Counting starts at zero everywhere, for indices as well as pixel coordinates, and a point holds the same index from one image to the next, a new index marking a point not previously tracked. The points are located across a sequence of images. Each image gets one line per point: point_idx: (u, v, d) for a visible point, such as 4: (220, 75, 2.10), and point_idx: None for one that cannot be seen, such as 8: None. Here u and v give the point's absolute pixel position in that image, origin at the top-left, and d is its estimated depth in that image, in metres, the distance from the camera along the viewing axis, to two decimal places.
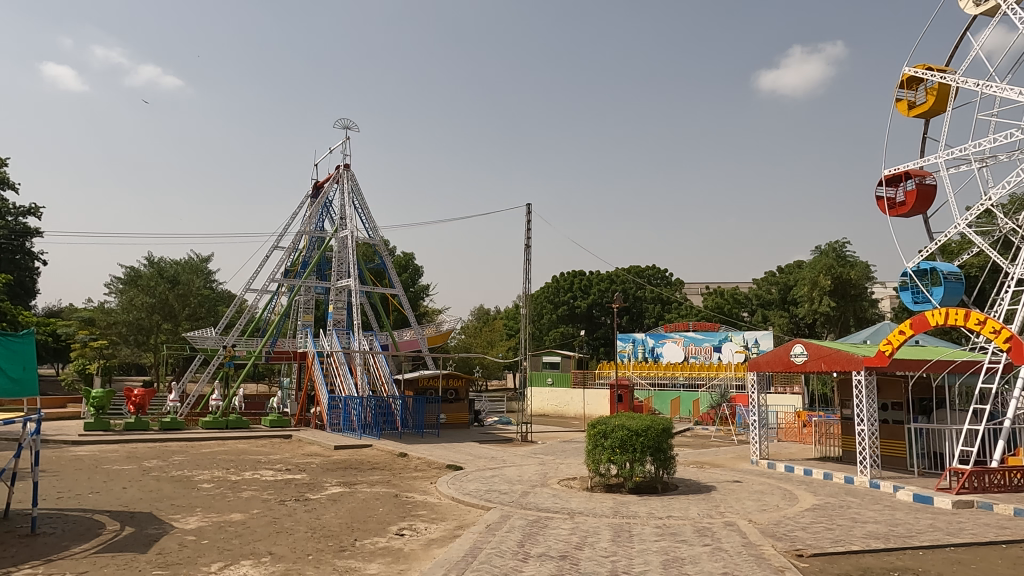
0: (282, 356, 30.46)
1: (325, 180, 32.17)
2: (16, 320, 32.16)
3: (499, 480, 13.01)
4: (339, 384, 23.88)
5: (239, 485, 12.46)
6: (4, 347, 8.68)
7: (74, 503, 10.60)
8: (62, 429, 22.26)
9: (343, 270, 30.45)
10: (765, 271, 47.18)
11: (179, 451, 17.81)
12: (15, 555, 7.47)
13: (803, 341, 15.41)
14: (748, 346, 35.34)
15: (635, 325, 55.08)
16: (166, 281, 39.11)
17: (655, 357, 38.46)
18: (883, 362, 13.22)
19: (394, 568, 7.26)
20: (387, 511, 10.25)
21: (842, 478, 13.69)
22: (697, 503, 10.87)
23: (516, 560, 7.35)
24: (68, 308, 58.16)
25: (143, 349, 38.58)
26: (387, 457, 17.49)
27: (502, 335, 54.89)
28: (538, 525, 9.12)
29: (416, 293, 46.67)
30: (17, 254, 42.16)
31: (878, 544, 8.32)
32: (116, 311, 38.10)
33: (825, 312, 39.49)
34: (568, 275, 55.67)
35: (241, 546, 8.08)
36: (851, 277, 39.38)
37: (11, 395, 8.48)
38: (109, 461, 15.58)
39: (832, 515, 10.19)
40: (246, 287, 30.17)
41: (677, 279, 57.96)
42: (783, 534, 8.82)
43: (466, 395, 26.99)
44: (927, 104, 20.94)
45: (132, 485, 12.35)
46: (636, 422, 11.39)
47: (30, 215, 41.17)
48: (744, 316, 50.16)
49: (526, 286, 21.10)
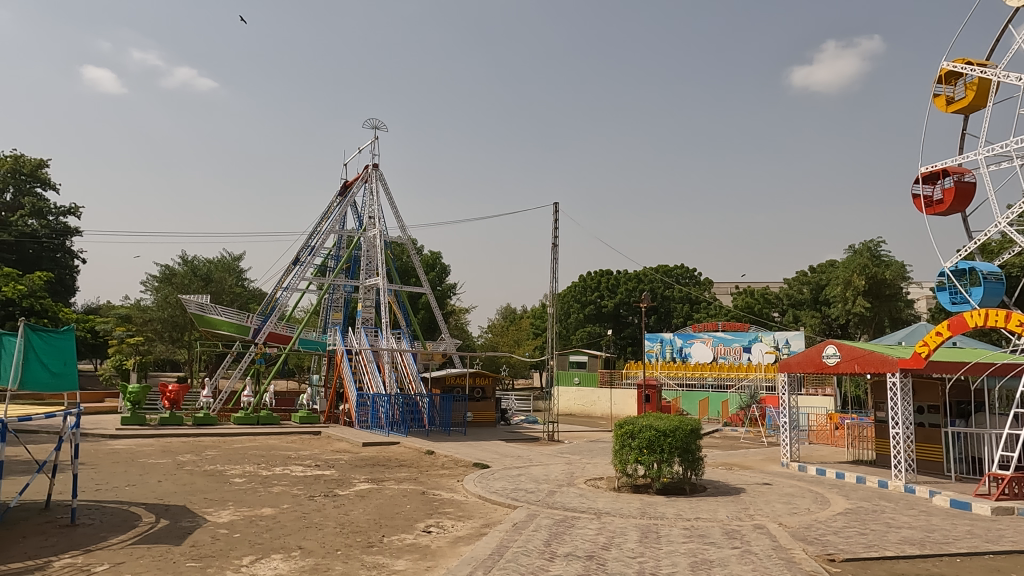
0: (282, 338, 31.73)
1: (353, 180, 32.52)
2: (58, 316, 33.50)
3: (526, 479, 13.04)
4: (368, 382, 24.14)
5: (269, 480, 12.68)
6: (48, 343, 8.98)
7: (110, 495, 10.90)
8: (99, 423, 22.81)
9: (372, 268, 30.62)
10: (796, 271, 46.45)
11: (212, 446, 18.20)
12: (56, 545, 7.72)
13: (835, 342, 15.13)
14: (779, 346, 34.99)
15: (663, 324, 54.75)
16: (201, 279, 41.36)
17: (683, 357, 38.13)
18: (919, 365, 12.83)
19: (422, 565, 7.29)
20: (414, 509, 10.30)
21: (876, 482, 13.41)
22: (726, 505, 10.75)
23: (542, 559, 7.35)
24: (104, 307, 59.90)
25: (177, 345, 39.52)
26: (415, 454, 17.64)
27: (528, 333, 55.01)
28: (565, 524, 9.10)
29: (444, 292, 46.87)
30: (58, 252, 43.47)
31: (913, 550, 8.13)
32: (152, 308, 39.27)
33: (859, 313, 38.82)
34: (596, 274, 55.49)
35: (272, 540, 8.22)
36: (887, 277, 38.45)
37: (52, 390, 8.74)
38: (144, 455, 15.98)
39: (866, 519, 10.01)
40: (278, 285, 30.55)
41: (707, 279, 57.24)
42: (814, 538, 8.70)
43: (493, 393, 27.03)
44: (966, 99, 20.39)
45: (167, 478, 12.64)
46: (663, 422, 11.30)
47: (70, 214, 42.60)
48: (774, 316, 49.39)
49: (553, 283, 21.04)
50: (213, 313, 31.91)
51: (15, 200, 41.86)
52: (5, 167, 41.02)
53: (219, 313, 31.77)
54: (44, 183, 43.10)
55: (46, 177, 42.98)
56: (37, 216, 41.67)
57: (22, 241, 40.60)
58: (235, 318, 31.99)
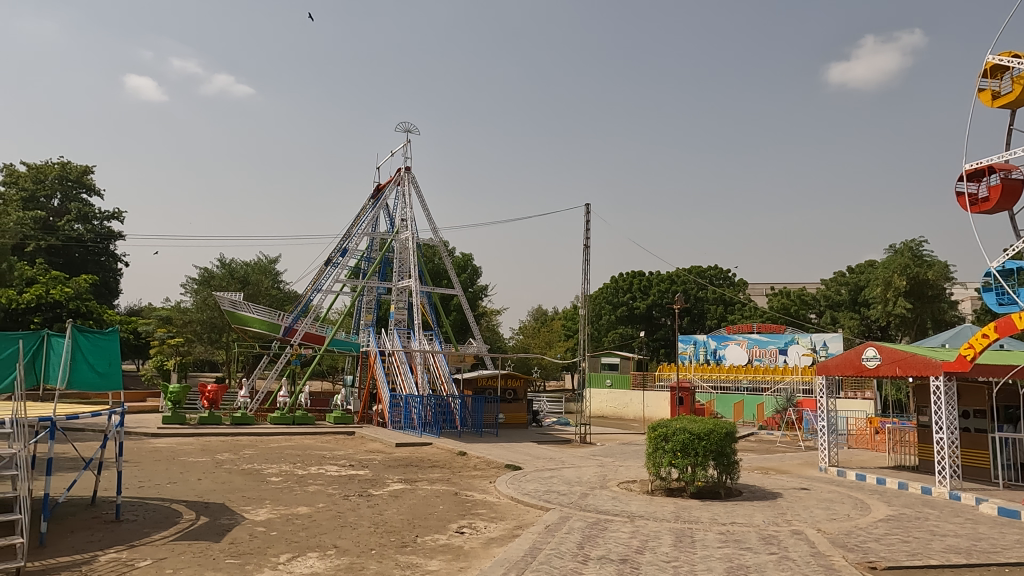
0: (316, 339, 32.20)
1: (386, 182, 32.85)
2: (102, 318, 34.57)
3: (558, 481, 13.02)
4: (400, 383, 24.39)
5: (304, 480, 12.88)
6: (93, 343, 9.27)
7: (153, 492, 11.21)
8: (142, 422, 23.45)
9: (405, 270, 30.87)
10: (834, 272, 45.52)
11: (250, 445, 18.54)
12: (102, 540, 7.96)
13: (876, 344, 14.76)
14: (816, 348, 34.29)
15: (696, 326, 54.11)
16: (238, 281, 42.40)
17: (717, 359, 37.62)
18: (964, 367, 12.40)
19: (455, 565, 7.34)
20: (447, 509, 10.36)
21: (919, 488, 13.03)
22: (762, 510, 10.57)
23: (576, 562, 7.32)
24: (146, 309, 61.59)
25: (216, 346, 40.40)
26: (447, 455, 17.72)
27: (560, 335, 54.88)
28: (598, 527, 9.06)
29: (475, 293, 47.06)
30: (103, 256, 44.87)
31: (959, 559, 7.88)
32: (191, 310, 40.24)
33: (900, 314, 37.82)
34: (628, 275, 55.06)
35: (308, 538, 8.33)
36: (929, 278, 37.35)
37: (98, 389, 9.02)
38: (185, 453, 16.37)
39: (909, 526, 9.73)
40: (313, 287, 30.98)
41: (741, 280, 56.41)
42: (854, 545, 8.50)
43: (525, 394, 27.04)
44: (1014, 94, 19.70)
45: (206, 477, 12.93)
46: (698, 425, 11.16)
47: (114, 219, 43.94)
48: (811, 317, 48.36)
49: (585, 284, 20.96)
50: (245, 309, 32.58)
51: (62, 205, 43.30)
52: (53, 173, 42.52)
53: (250, 309, 32.29)
54: (89, 188, 44.53)
55: (91, 183, 44.40)
56: (83, 221, 43.12)
57: (69, 245, 41.97)
58: (267, 317, 32.59)
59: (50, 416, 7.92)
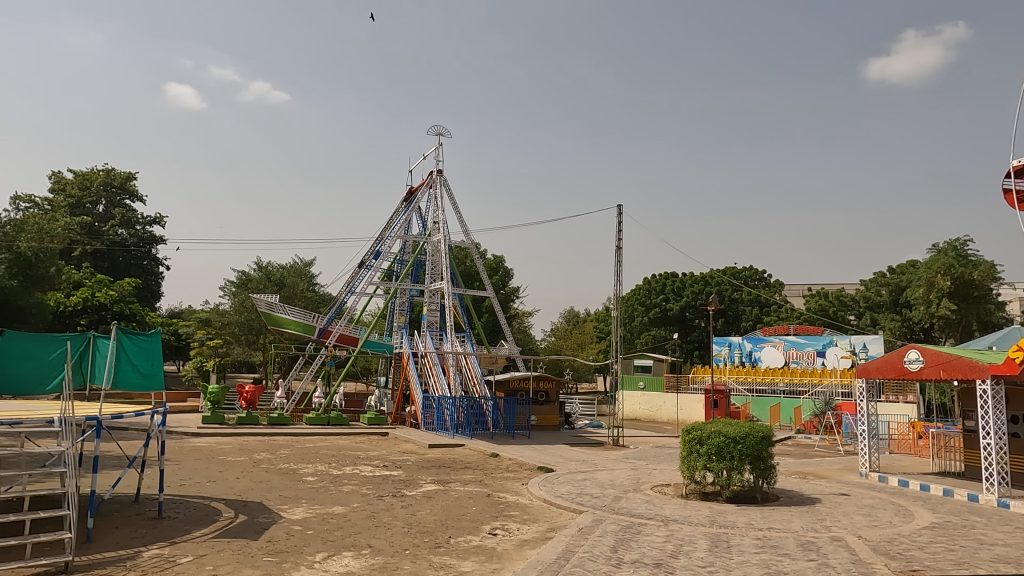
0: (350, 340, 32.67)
1: (419, 186, 33.07)
2: (145, 320, 35.56)
3: (591, 483, 12.95)
4: (433, 384, 24.57)
5: (339, 479, 13.04)
6: (137, 344, 9.52)
7: (194, 490, 11.49)
8: (183, 422, 24.04)
9: (437, 273, 31.05)
10: (874, 272, 44.36)
11: (286, 445, 18.87)
12: (145, 536, 8.18)
13: (918, 346, 14.35)
14: (856, 350, 33.48)
15: (731, 328, 53.31)
16: (274, 284, 43.27)
17: (753, 361, 37.00)
18: (1013, 370, 12.01)
19: (488, 566, 7.36)
20: (480, 511, 10.38)
21: (965, 495, 12.62)
22: (800, 515, 10.36)
23: (609, 565, 7.28)
24: (186, 312, 63.15)
25: (253, 348, 41.17)
26: (479, 457, 17.75)
27: (592, 337, 54.58)
28: (632, 531, 8.98)
29: (507, 295, 47.13)
30: (145, 260, 46.16)
31: (1008, 569, 7.61)
32: (229, 312, 41.08)
33: (944, 315, 36.73)
34: (661, 276, 54.52)
35: (343, 538, 8.43)
36: (974, 278, 36.16)
37: (141, 389, 9.25)
38: (224, 453, 16.72)
39: (955, 535, 9.43)
40: (347, 289, 31.35)
41: (777, 281, 55.44)
42: (897, 552, 8.28)
43: (557, 397, 26.97)
44: None
45: (244, 476, 13.18)
46: (734, 428, 11.01)
47: (155, 224, 45.18)
48: (850, 319, 47.27)
49: (617, 286, 20.83)
50: (280, 310, 33.07)
51: (106, 211, 44.71)
52: (98, 180, 43.92)
53: (287, 312, 32.70)
54: (132, 194, 45.86)
55: (134, 189, 45.72)
56: (126, 226, 44.48)
57: (113, 249, 43.28)
58: (303, 319, 33.06)
59: (96, 416, 8.07)
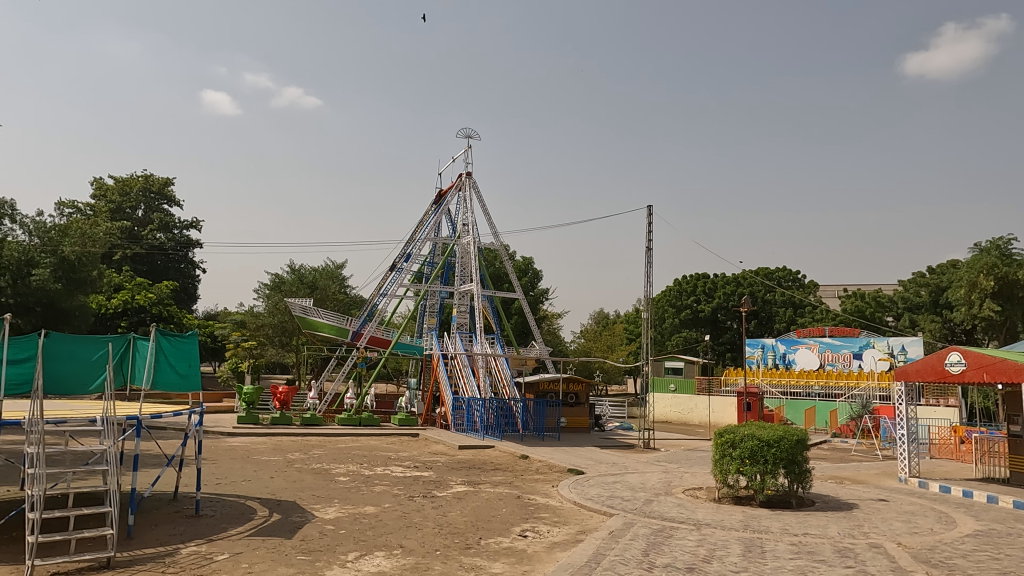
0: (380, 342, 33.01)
1: (448, 188, 33.27)
2: (183, 322, 36.45)
3: (622, 486, 12.85)
4: (463, 386, 24.68)
5: (371, 480, 13.16)
6: (176, 345, 9.78)
7: (230, 488, 11.72)
8: (219, 422, 24.55)
9: (467, 274, 31.17)
10: (912, 272, 43.24)
11: (319, 445, 19.13)
12: (183, 534, 8.36)
13: (960, 349, 13.93)
14: (894, 353, 32.68)
15: (764, 329, 52.46)
16: (307, 286, 44.00)
17: (787, 363, 36.39)
18: None
19: (518, 569, 7.36)
20: (510, 513, 10.38)
21: (1010, 502, 12.21)
22: (836, 521, 10.14)
23: (641, 569, 7.22)
24: (222, 315, 64.52)
25: (287, 349, 41.81)
26: (509, 459, 17.75)
27: (622, 339, 54.22)
28: (663, 534, 8.90)
29: (536, 297, 47.10)
30: (182, 263, 47.27)
31: None
32: (263, 314, 41.81)
33: (987, 317, 35.65)
34: (692, 277, 53.94)
35: (374, 538, 8.50)
36: (1019, 278, 35.00)
37: (178, 390, 9.51)
38: (259, 452, 17.01)
39: (999, 543, 9.14)
40: (378, 291, 31.66)
41: (811, 281, 54.42)
42: (938, 560, 8.06)
43: (587, 399, 26.88)
44: None
45: (278, 475, 13.39)
46: (767, 432, 10.82)
47: (192, 228, 46.25)
48: (888, 320, 46.15)
49: (648, 287, 20.67)
50: (313, 313, 33.55)
51: (145, 216, 45.93)
52: (137, 186, 45.17)
53: (320, 315, 33.16)
54: (170, 199, 47.02)
55: (171, 194, 46.89)
56: (164, 230, 45.62)
57: (152, 253, 44.43)
58: (336, 321, 33.50)
59: (136, 415, 8.23)
